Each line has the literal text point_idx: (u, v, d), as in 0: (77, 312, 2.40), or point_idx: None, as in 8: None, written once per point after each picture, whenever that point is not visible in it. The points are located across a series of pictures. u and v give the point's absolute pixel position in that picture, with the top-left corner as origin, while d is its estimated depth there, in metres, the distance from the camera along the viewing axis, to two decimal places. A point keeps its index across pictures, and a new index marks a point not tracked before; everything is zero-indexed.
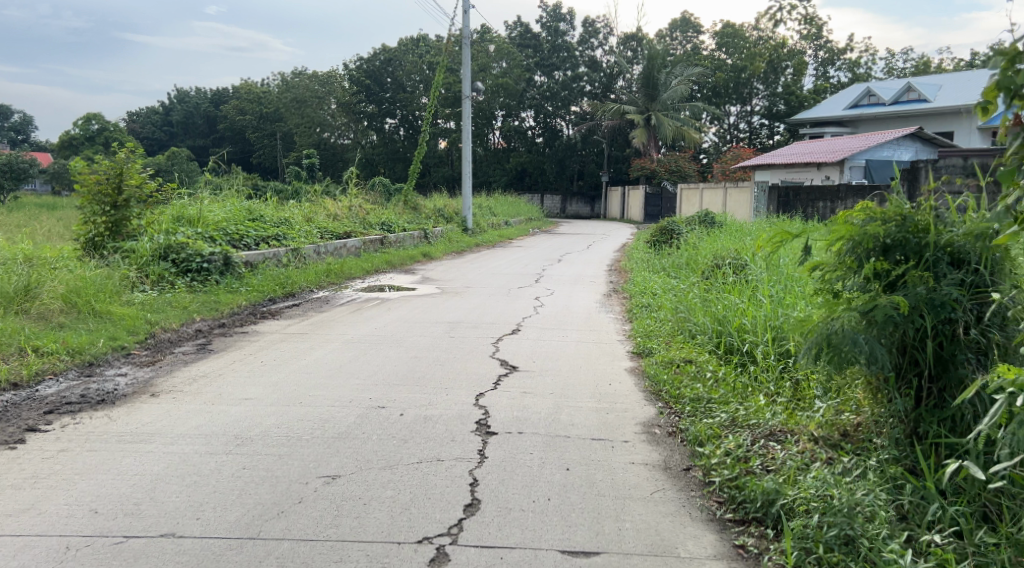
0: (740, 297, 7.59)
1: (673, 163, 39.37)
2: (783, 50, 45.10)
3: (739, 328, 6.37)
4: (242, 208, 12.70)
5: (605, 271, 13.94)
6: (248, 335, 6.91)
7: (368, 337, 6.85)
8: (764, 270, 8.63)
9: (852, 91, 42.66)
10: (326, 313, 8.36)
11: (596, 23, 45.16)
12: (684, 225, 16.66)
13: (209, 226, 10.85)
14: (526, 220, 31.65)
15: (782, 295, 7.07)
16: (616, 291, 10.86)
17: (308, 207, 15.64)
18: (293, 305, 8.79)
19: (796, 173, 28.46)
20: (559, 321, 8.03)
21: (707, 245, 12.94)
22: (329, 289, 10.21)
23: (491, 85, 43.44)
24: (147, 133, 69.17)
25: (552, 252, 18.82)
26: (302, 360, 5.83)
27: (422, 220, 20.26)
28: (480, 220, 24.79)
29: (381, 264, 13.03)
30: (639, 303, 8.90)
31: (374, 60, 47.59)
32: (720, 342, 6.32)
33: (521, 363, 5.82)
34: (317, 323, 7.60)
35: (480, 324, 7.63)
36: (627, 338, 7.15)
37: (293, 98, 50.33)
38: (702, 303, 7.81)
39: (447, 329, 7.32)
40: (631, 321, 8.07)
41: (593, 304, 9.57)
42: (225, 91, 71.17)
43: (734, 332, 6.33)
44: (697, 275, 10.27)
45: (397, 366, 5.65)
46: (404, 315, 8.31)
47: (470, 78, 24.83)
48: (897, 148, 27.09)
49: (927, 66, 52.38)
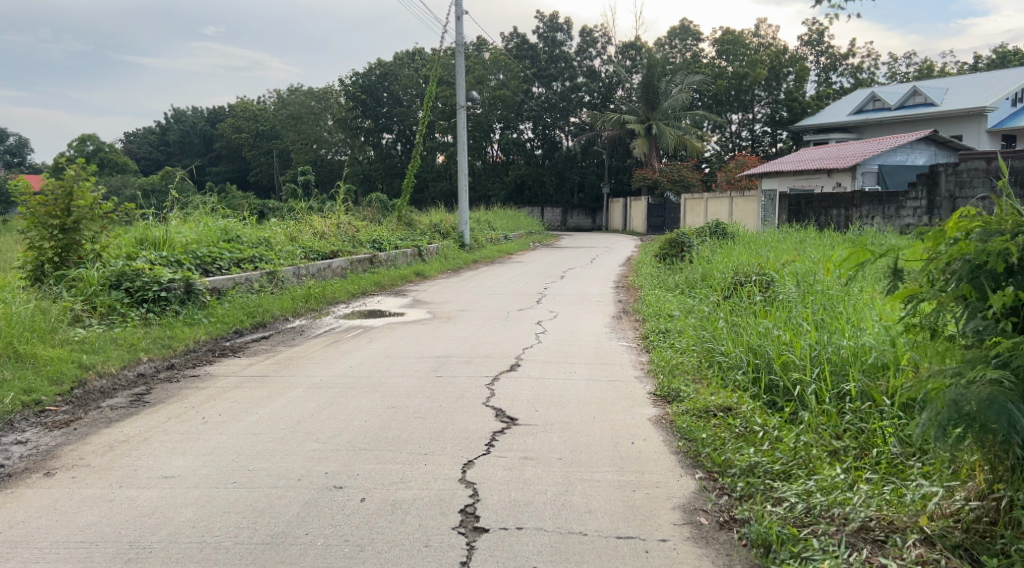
0: (773, 322, 6.61)
1: (676, 173, 38.56)
2: (784, 56, 44.47)
3: (784, 364, 5.43)
4: (218, 227, 11.69)
5: (611, 288, 12.96)
6: (200, 380, 5.84)
7: (343, 380, 5.78)
8: (796, 294, 7.69)
9: (857, 95, 41.89)
10: (299, 347, 7.29)
11: (594, 32, 44.49)
12: (694, 237, 15.61)
13: (176, 249, 9.84)
14: (526, 233, 30.66)
15: (829, 321, 6.12)
16: (626, 313, 9.81)
17: (292, 225, 14.64)
18: (261, 338, 7.73)
19: (805, 180, 27.40)
20: (565, 351, 6.98)
21: (723, 260, 11.95)
22: (307, 317, 9.17)
23: (489, 98, 42.59)
24: (144, 153, 68.70)
25: (552, 267, 17.82)
26: (255, 416, 4.77)
27: (416, 237, 19.24)
28: (478, 234, 23.77)
29: (369, 285, 12.02)
30: (655, 327, 7.88)
31: (369, 75, 46.85)
32: (761, 381, 5.36)
33: (522, 414, 4.76)
34: (284, 361, 6.54)
35: (473, 358, 6.56)
36: (645, 373, 6.12)
37: (290, 115, 49.56)
38: (730, 327, 6.83)
39: (436, 365, 6.27)
40: (650, 350, 7.05)
41: (603, 328, 8.49)
42: (222, 110, 70.74)
43: (780, 369, 5.35)
44: (717, 292, 9.30)
45: (368, 422, 4.58)
46: (387, 348, 7.24)
47: (465, 89, 23.89)
48: (912, 152, 26.09)
49: (930, 70, 51.79)
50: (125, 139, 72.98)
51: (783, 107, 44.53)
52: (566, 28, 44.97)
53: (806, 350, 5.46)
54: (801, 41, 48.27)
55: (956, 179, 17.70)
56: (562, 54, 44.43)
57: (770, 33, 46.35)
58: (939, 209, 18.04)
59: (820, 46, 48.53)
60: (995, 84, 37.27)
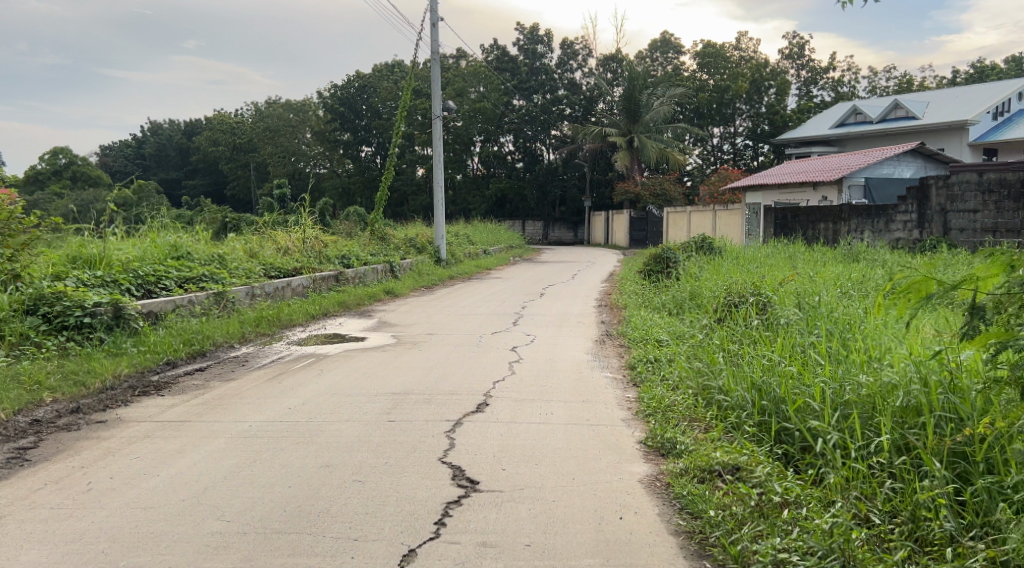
0: (777, 352, 5.85)
1: (658, 186, 37.94)
2: (765, 70, 44.29)
3: (799, 408, 4.65)
4: (166, 243, 10.72)
5: (594, 307, 12.16)
6: (105, 426, 4.88)
7: (279, 427, 4.87)
8: (798, 318, 6.95)
9: (839, 108, 41.66)
10: (236, 382, 6.32)
11: (574, 45, 44.04)
12: (680, 252, 14.85)
13: (113, 268, 8.89)
14: (507, 248, 29.83)
15: (844, 358, 5.39)
16: (610, 336, 8.98)
17: (253, 241, 13.66)
18: (193, 372, 6.76)
19: (789, 194, 26.93)
20: (542, 385, 6.14)
21: (714, 277, 11.27)
22: (256, 344, 8.25)
23: (469, 110, 41.80)
24: (119, 166, 67.10)
25: (532, 283, 16.96)
26: (154, 479, 3.85)
27: (390, 252, 18.28)
28: (456, 249, 22.90)
29: (331, 305, 11.10)
30: (642, 355, 7.07)
31: (348, 87, 45.70)
32: (771, 429, 4.58)
33: (486, 474, 3.89)
34: (214, 402, 5.57)
35: (435, 396, 5.66)
36: (632, 413, 5.31)
37: (267, 127, 48.75)
38: (728, 358, 6.06)
39: (390, 406, 5.39)
40: (638, 383, 6.21)
41: (584, 356, 7.63)
42: (199, 122, 69.76)
43: (794, 415, 4.57)
44: (709, 315, 8.54)
45: (292, 489, 3.69)
46: (338, 381, 6.30)
47: (441, 99, 22.97)
48: (898, 165, 25.52)
49: (909, 84, 52.03)
50: (100, 151, 71.22)
51: (765, 120, 44.25)
52: (546, 40, 44.46)
53: (821, 391, 4.71)
54: (782, 54, 48.40)
55: (947, 192, 17.07)
56: (542, 67, 43.78)
57: (751, 47, 46.49)
58: (929, 223, 17.45)
59: (800, 61, 48.70)
60: (974, 97, 37.17)
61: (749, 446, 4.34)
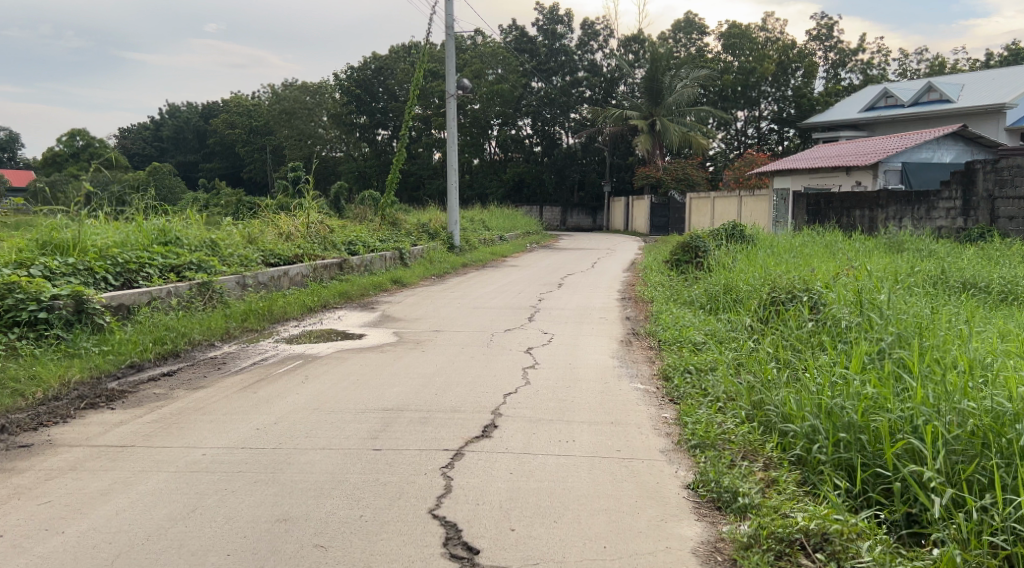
0: (845, 367, 4.88)
1: (680, 171, 36.76)
2: (792, 51, 42.66)
3: (897, 445, 3.67)
4: (153, 227, 9.84)
5: (616, 299, 11.19)
6: (28, 453, 3.99)
7: (238, 458, 3.95)
8: (862, 323, 5.96)
9: (869, 91, 40.02)
10: (205, 392, 5.42)
11: (595, 25, 42.67)
12: (709, 241, 13.73)
13: (88, 254, 8.03)
14: (524, 234, 28.80)
15: (935, 375, 4.40)
16: (637, 335, 8.01)
17: (252, 226, 12.74)
18: (159, 378, 5.85)
19: (820, 179, 25.62)
20: (563, 398, 5.22)
21: (750, 269, 10.22)
22: (241, 342, 7.36)
23: (486, 92, 40.64)
24: (137, 149, 66.61)
25: (550, 272, 15.96)
26: (54, 540, 2.92)
27: (400, 238, 17.32)
28: (471, 235, 21.90)
29: (330, 296, 10.20)
30: (679, 363, 6.08)
31: (365, 69, 44.69)
32: (859, 478, 3.62)
33: (489, 542, 2.94)
34: (172, 420, 4.66)
35: (434, 415, 4.73)
36: (675, 442, 4.35)
37: (282, 110, 47.78)
38: (789, 375, 5.07)
39: (378, 427, 4.47)
40: (676, 400, 5.24)
41: (610, 361, 6.66)
42: (216, 105, 69.16)
43: (890, 456, 3.60)
44: (752, 313, 7.53)
45: (230, 560, 2.77)
46: (324, 392, 5.37)
47: (455, 77, 21.76)
48: (938, 149, 24.03)
49: (941, 67, 50.13)
50: (119, 134, 70.40)
51: (791, 104, 42.71)
52: (566, 20, 43.13)
53: (914, 422, 3.77)
54: (809, 36, 46.71)
55: (996, 177, 15.86)
56: (562, 48, 42.41)
57: (777, 27, 44.84)
58: (975, 210, 16.18)
59: (828, 42, 46.96)
60: (1012, 79, 35.48)
61: (837, 503, 3.37)
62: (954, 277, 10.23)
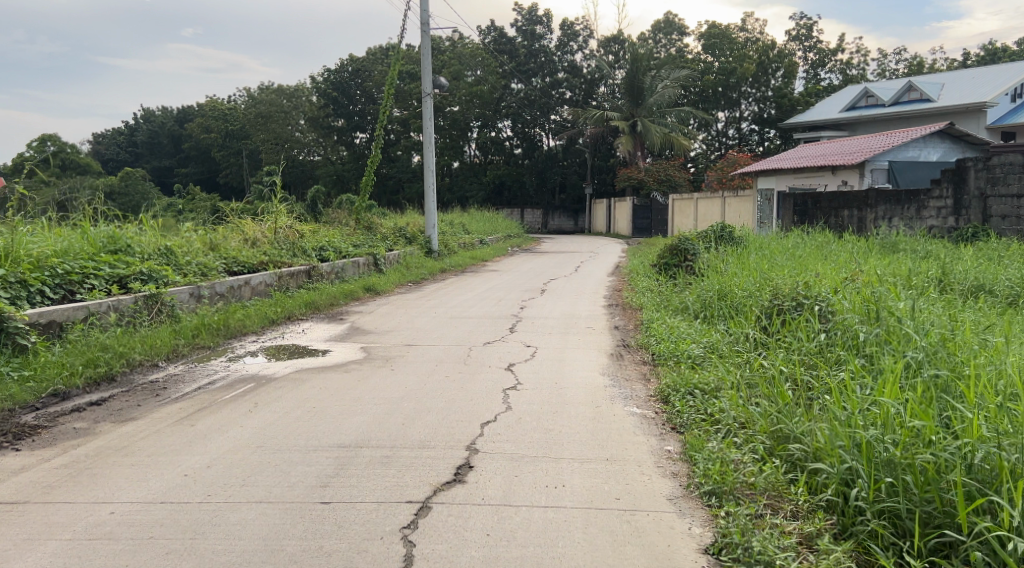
0: (876, 391, 4.24)
1: (662, 172, 36.33)
2: (772, 52, 42.34)
3: (964, 497, 3.03)
4: (101, 234, 8.99)
5: (602, 307, 10.54)
6: None
7: (153, 517, 3.19)
8: (884, 336, 5.34)
9: (850, 91, 39.77)
10: (135, 425, 4.66)
11: (575, 25, 42.05)
12: (698, 243, 13.13)
13: (22, 265, 7.22)
14: (505, 237, 28.15)
15: (989, 401, 3.78)
16: (628, 348, 7.35)
17: (215, 232, 11.92)
18: (83, 407, 5.06)
19: (805, 179, 25.26)
20: (549, 428, 4.52)
21: (745, 272, 9.58)
22: (190, 362, 6.59)
23: (465, 94, 39.96)
24: (111, 154, 65.08)
25: (531, 277, 15.26)
26: None
27: (375, 242, 16.58)
28: (450, 239, 21.19)
29: (296, 307, 9.44)
30: (679, 382, 5.42)
31: (342, 71, 44.11)
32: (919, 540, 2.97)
33: None
34: (84, 462, 3.88)
35: (398, 454, 4.01)
36: (687, 487, 3.69)
37: (258, 114, 46.20)
38: (813, 404, 4.42)
39: (330, 472, 3.74)
40: (680, 430, 4.59)
41: (600, 378, 5.99)
42: (191, 108, 67.57)
43: (962, 515, 2.96)
44: (753, 323, 6.90)
45: None
46: (271, 424, 4.63)
47: (433, 76, 20.96)
48: (924, 147, 23.63)
49: (919, 67, 50.17)
50: (92, 140, 68.89)
51: (771, 104, 42.39)
52: (545, 21, 42.47)
53: (970, 461, 3.18)
54: (789, 36, 46.55)
55: (988, 176, 15.32)
56: (541, 48, 41.72)
57: (757, 28, 44.64)
58: (966, 209, 15.63)
59: (808, 42, 46.79)
60: (991, 78, 35.35)
61: None
62: (957, 278, 9.69)
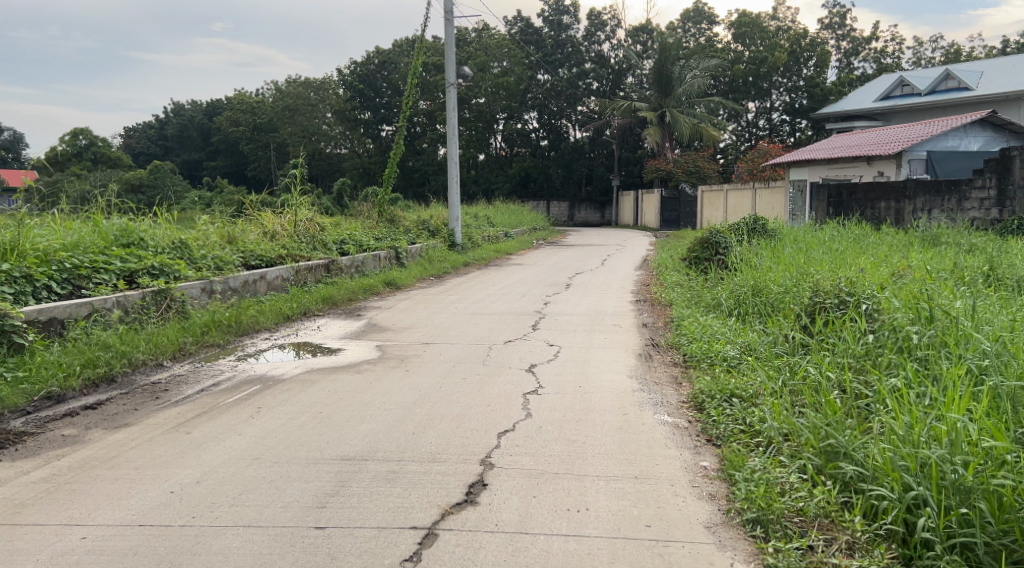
0: (938, 402, 3.78)
1: (691, 163, 35.56)
2: (804, 40, 41.31)
3: None
4: (113, 227, 8.73)
5: (629, 303, 10.10)
6: None
7: (129, 543, 2.86)
8: (941, 339, 4.85)
9: (885, 80, 38.61)
10: (128, 432, 4.35)
11: (602, 14, 41.30)
12: (730, 236, 12.57)
13: (28, 259, 6.98)
14: (531, 230, 27.73)
15: None
16: (657, 348, 6.91)
17: (233, 224, 11.65)
18: (76, 412, 4.77)
19: (839, 170, 24.51)
20: (572, 439, 4.13)
21: (779, 267, 9.07)
22: (196, 362, 6.29)
23: (491, 86, 39.49)
24: (142, 147, 65.61)
25: (556, 271, 14.86)
26: None
27: (397, 235, 16.29)
28: (475, 232, 20.84)
29: (312, 302, 9.15)
30: (714, 388, 4.98)
31: (368, 64, 44.49)
32: None
33: None
34: (65, 477, 3.57)
35: (404, 469, 3.65)
36: (730, 513, 3.27)
37: (285, 106, 44.57)
38: (868, 417, 3.95)
39: (328, 489, 3.39)
40: (718, 443, 4.17)
41: (627, 382, 5.57)
42: (220, 102, 67.79)
43: None
44: (791, 322, 6.42)
45: None
46: (272, 432, 4.29)
47: (456, 66, 20.35)
48: (965, 136, 22.71)
49: (957, 54, 48.65)
50: (123, 133, 69.51)
51: (803, 94, 41.43)
52: (572, 10, 41.86)
53: None
54: (821, 24, 45.33)
55: None
56: (568, 39, 41.31)
57: (789, 16, 43.51)
58: (1011, 201, 15.03)
59: (841, 30, 45.57)
60: None
61: None
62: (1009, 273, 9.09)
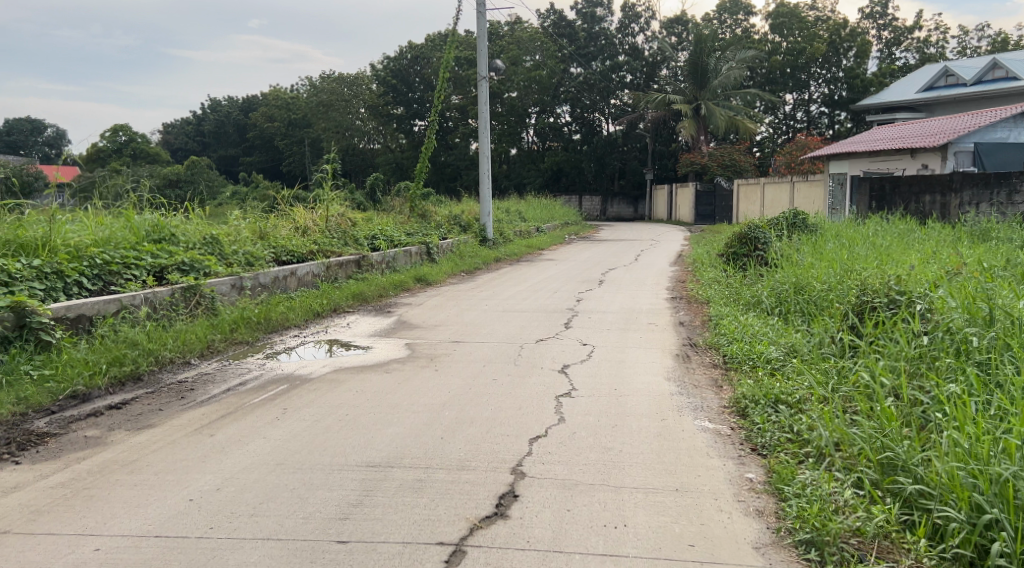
0: (1006, 412, 3.48)
1: (726, 157, 34.90)
2: (844, 30, 40.23)
3: None
4: (145, 222, 8.71)
5: (664, 300, 9.83)
6: None
7: (143, 555, 2.74)
8: (1004, 343, 4.52)
9: (928, 70, 37.44)
10: (151, 433, 4.26)
11: (636, 6, 40.69)
12: (768, 231, 12.20)
13: (59, 255, 6.96)
14: (563, 225, 27.47)
15: None
16: (695, 348, 6.65)
17: (264, 220, 11.61)
18: (99, 411, 4.69)
19: (881, 163, 23.80)
20: (607, 447, 3.92)
21: (821, 263, 8.72)
22: (223, 359, 6.21)
23: (523, 79, 39.21)
24: (180, 143, 66.58)
25: (588, 267, 14.59)
26: None
27: (428, 230, 16.17)
28: (506, 227, 20.66)
29: (342, 299, 9.04)
30: (758, 392, 4.71)
31: (401, 58, 43.91)
32: None
33: None
34: (84, 481, 3.47)
35: (431, 478, 3.47)
36: (782, 532, 3.03)
37: (319, 102, 45.85)
38: (928, 428, 3.66)
39: (353, 499, 3.24)
40: (764, 453, 3.91)
41: (664, 384, 5.33)
42: (256, 98, 68.47)
43: None
44: (838, 321, 6.10)
45: None
46: (296, 436, 4.15)
47: (488, 59, 20.11)
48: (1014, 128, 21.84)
49: (1004, 43, 47.03)
50: (162, 130, 70.66)
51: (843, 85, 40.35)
52: (606, 2, 41.30)
53: None
54: (862, 13, 44.14)
55: None
56: (602, 31, 40.82)
57: (829, 5, 42.43)
58: None
59: (882, 20, 44.32)
60: None
61: None
62: None
